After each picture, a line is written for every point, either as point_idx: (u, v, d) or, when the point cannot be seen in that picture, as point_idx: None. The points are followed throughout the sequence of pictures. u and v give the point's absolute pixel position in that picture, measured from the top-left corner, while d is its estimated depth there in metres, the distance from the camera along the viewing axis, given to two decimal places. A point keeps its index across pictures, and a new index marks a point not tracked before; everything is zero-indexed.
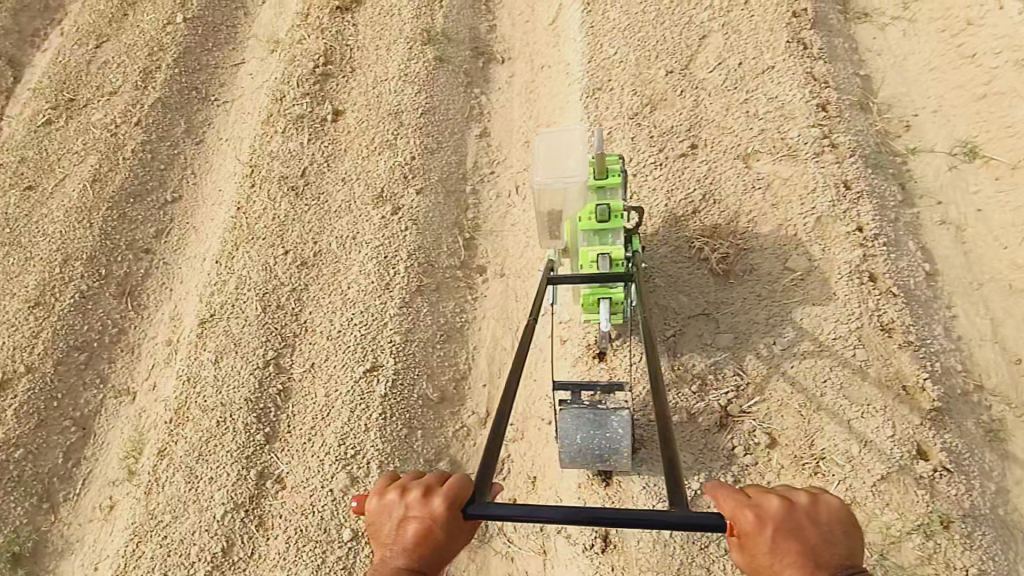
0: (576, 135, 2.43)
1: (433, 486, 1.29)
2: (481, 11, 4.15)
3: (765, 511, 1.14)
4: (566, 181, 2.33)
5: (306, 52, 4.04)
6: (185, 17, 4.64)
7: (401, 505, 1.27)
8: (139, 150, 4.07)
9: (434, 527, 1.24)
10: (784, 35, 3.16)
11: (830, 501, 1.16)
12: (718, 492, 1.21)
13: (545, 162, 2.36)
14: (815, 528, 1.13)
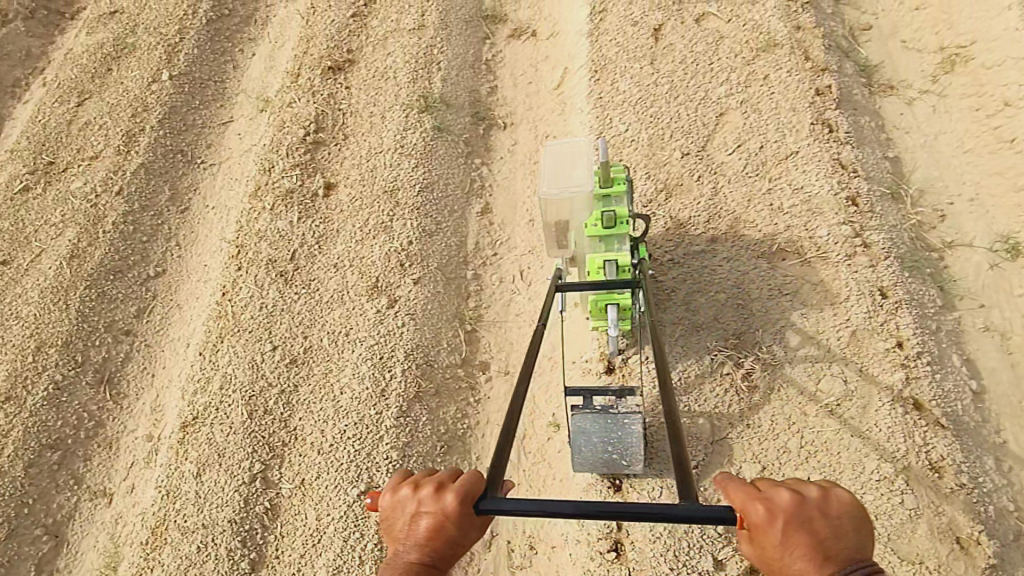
0: (580, 146, 2.51)
1: (445, 482, 1.21)
2: (481, 72, 3.94)
3: (775, 504, 1.03)
4: (571, 191, 2.42)
5: (296, 117, 3.82)
6: (171, 75, 4.42)
7: (413, 500, 1.20)
8: (120, 222, 3.82)
9: (446, 523, 1.16)
10: (808, 115, 2.95)
11: (844, 496, 1.05)
12: (726, 484, 1.11)
13: (552, 175, 2.46)
14: (827, 522, 1.02)
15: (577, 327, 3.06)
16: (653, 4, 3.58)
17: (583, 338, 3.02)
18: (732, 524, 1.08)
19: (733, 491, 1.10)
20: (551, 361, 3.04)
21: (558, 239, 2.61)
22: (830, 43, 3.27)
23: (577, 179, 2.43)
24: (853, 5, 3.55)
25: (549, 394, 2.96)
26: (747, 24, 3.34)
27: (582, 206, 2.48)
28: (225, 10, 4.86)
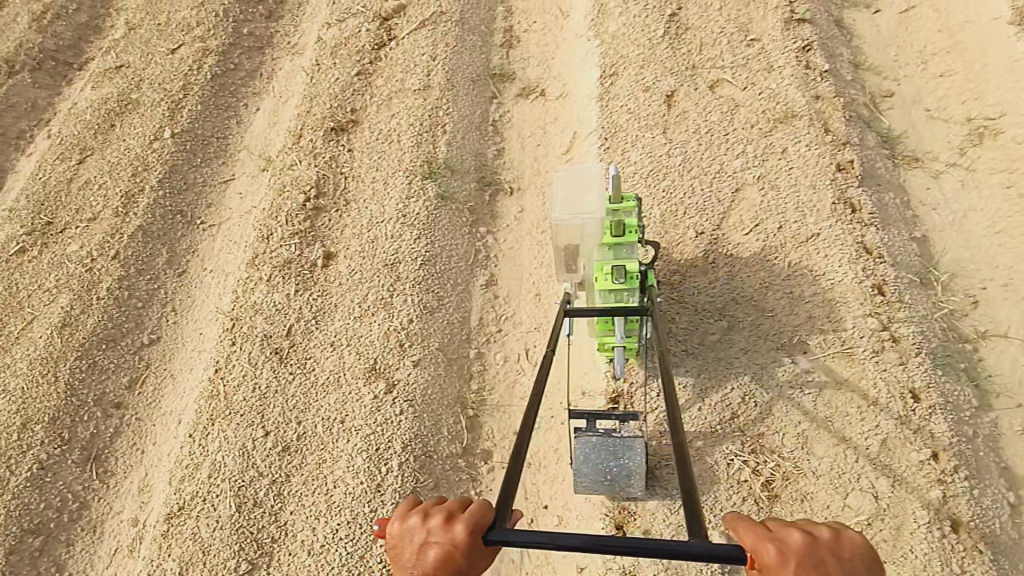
0: (592, 174, 2.54)
1: (455, 512, 1.29)
2: (487, 133, 3.82)
3: (787, 545, 1.09)
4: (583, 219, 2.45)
5: (298, 181, 3.71)
6: (173, 132, 4.34)
7: (423, 529, 1.26)
8: (115, 288, 3.70)
9: (455, 552, 1.23)
10: (829, 194, 2.80)
11: (855, 536, 1.10)
12: (739, 527, 1.17)
13: (563, 201, 2.49)
14: (839, 564, 1.07)
15: (584, 349, 3.08)
16: (666, 68, 3.46)
17: (589, 361, 3.04)
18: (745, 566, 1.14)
19: (744, 532, 1.18)
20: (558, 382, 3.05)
21: (566, 264, 2.63)
22: (852, 113, 3.13)
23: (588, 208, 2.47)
24: (873, 71, 3.42)
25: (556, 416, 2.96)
26: (764, 93, 3.20)
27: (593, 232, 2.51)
28: (230, 64, 4.78)
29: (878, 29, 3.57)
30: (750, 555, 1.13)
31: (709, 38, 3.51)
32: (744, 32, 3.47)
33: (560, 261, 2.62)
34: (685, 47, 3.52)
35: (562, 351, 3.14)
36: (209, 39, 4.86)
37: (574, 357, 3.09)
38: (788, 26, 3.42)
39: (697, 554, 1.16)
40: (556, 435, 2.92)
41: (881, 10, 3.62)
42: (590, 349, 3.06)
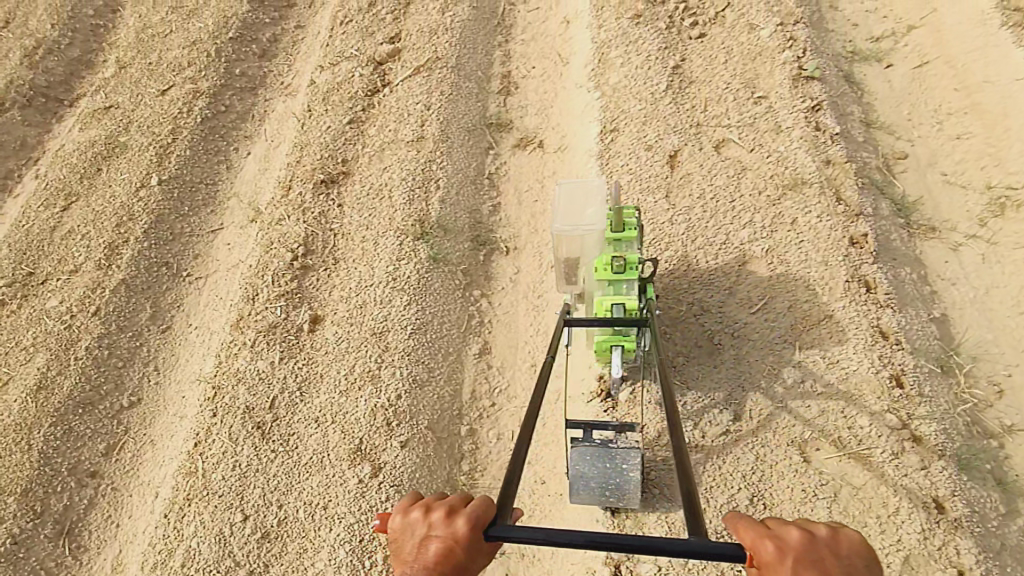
0: (592, 190, 2.77)
1: (456, 507, 1.33)
2: (483, 187, 3.68)
3: (786, 542, 1.13)
4: (581, 231, 2.65)
5: (285, 237, 3.57)
6: (161, 179, 4.20)
7: (425, 523, 1.31)
8: (94, 348, 3.55)
9: (455, 547, 1.27)
10: (842, 271, 2.65)
11: (853, 535, 1.12)
12: (741, 525, 1.21)
13: (565, 215, 2.70)
14: (838, 563, 1.10)
15: (580, 360, 3.05)
16: (669, 126, 3.31)
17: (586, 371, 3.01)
18: (746, 563, 1.17)
19: (745, 529, 1.21)
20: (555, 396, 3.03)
21: (569, 273, 2.84)
22: (865, 179, 2.98)
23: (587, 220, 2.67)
24: (886, 131, 3.28)
25: (551, 432, 2.94)
26: (772, 156, 3.06)
27: (593, 242, 2.69)
28: (221, 106, 4.66)
29: (890, 86, 3.44)
30: (751, 552, 1.17)
31: (713, 94, 3.37)
32: (750, 89, 3.33)
33: (562, 268, 2.82)
34: (688, 103, 3.38)
35: (559, 362, 3.12)
36: (200, 80, 4.74)
37: (572, 366, 3.06)
38: (796, 83, 3.28)
39: (697, 550, 1.20)
40: (552, 454, 2.88)
41: (892, 66, 3.49)
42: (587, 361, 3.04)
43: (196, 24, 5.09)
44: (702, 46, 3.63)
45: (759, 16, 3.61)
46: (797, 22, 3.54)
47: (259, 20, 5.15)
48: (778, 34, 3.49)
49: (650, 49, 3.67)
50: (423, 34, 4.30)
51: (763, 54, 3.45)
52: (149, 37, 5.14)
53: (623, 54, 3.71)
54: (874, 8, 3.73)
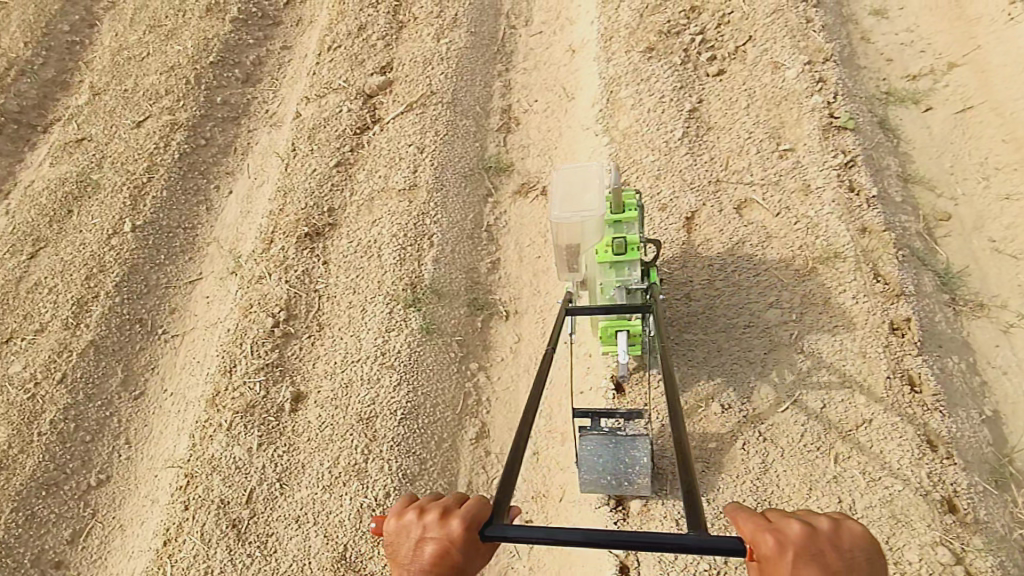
0: (591, 172, 2.37)
1: (451, 508, 1.21)
2: (481, 242, 3.38)
3: (785, 536, 1.03)
4: (582, 217, 2.26)
5: (265, 298, 3.29)
6: (135, 225, 3.90)
7: (418, 525, 1.18)
8: (60, 420, 3.28)
9: (451, 548, 1.16)
10: (883, 366, 2.34)
11: (855, 526, 1.04)
12: (739, 517, 1.12)
13: (563, 199, 2.30)
14: (841, 556, 1.01)
15: (586, 347, 2.98)
16: (685, 182, 3.00)
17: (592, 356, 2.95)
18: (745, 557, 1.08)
19: (744, 522, 1.11)
20: (556, 392, 2.95)
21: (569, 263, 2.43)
22: (905, 249, 2.66)
23: (588, 205, 2.28)
24: (925, 186, 2.97)
25: (557, 486, 2.73)
26: (801, 221, 2.74)
27: (594, 228, 2.32)
28: (201, 139, 4.34)
29: (930, 132, 3.11)
30: (750, 546, 1.08)
31: (734, 145, 3.06)
32: (775, 139, 3.01)
33: (561, 258, 2.42)
34: (706, 155, 3.07)
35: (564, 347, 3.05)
36: (178, 110, 4.41)
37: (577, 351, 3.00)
38: (827, 133, 2.96)
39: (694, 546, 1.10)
40: (560, 498, 2.71)
41: (931, 109, 3.16)
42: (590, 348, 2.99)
43: (174, 47, 4.74)
44: (721, 86, 3.31)
45: (784, 53, 3.27)
46: (827, 60, 3.20)
47: (242, 41, 4.81)
48: (806, 75, 3.16)
49: (664, 89, 3.35)
50: (415, 63, 3.97)
51: (789, 98, 3.12)
52: (125, 59, 4.79)
53: (634, 95, 3.39)
54: (909, 41, 3.39)
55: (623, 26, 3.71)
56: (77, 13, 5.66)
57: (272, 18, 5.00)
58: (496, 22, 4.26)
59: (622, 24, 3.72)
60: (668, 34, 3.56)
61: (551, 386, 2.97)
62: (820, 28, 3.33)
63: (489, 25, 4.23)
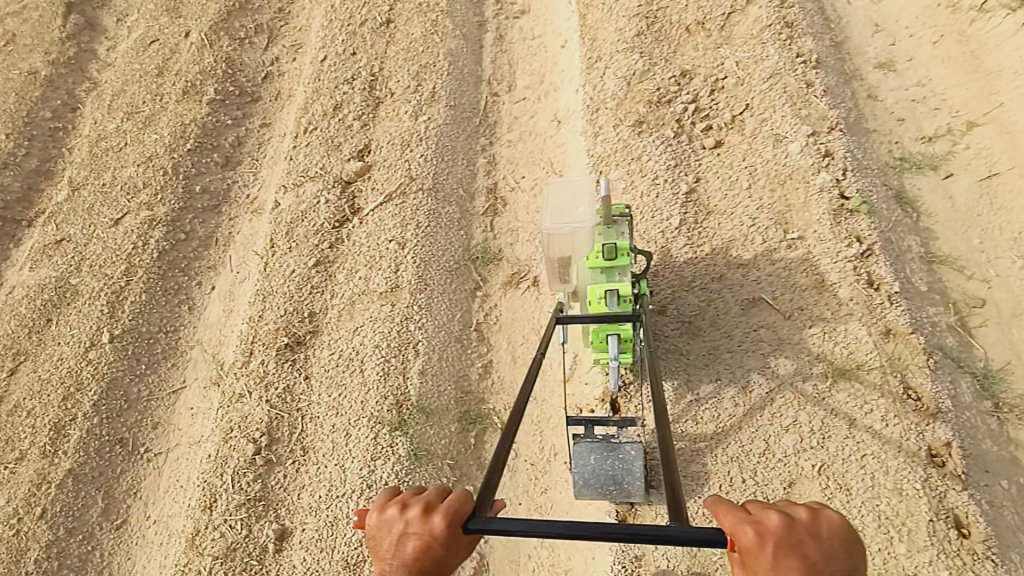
0: (582, 189, 2.65)
1: (433, 502, 1.23)
2: (471, 343, 3.16)
3: (764, 526, 1.04)
4: (571, 228, 2.53)
5: (246, 420, 3.08)
6: (113, 336, 3.71)
7: (400, 520, 1.20)
8: (41, 562, 3.10)
9: (433, 544, 1.18)
10: (924, 506, 2.08)
11: (834, 516, 1.04)
12: (718, 509, 1.11)
13: (554, 212, 2.59)
14: (819, 546, 1.01)
15: (576, 358, 3.04)
16: (684, 280, 2.78)
17: (582, 370, 2.99)
18: (725, 550, 1.08)
19: (723, 513, 1.11)
20: (548, 405, 2.99)
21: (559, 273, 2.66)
22: (937, 352, 2.39)
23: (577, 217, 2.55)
24: (953, 267, 2.68)
25: None
26: (815, 326, 2.49)
27: (584, 240, 2.58)
28: (181, 233, 4.17)
29: (953, 203, 2.83)
30: (729, 538, 1.08)
31: (737, 234, 2.82)
32: (781, 226, 2.76)
33: (554, 270, 2.72)
34: (707, 245, 2.83)
35: (556, 358, 3.09)
36: (157, 204, 4.25)
37: (569, 362, 3.05)
38: (837, 217, 2.71)
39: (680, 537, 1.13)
40: None
41: (953, 175, 2.88)
42: (580, 358, 3.04)
43: (152, 134, 4.60)
44: (719, 161, 3.06)
45: (785, 123, 3.02)
46: (832, 129, 2.95)
47: (220, 122, 4.67)
48: (810, 148, 2.91)
49: (656, 168, 3.11)
50: (394, 145, 3.77)
51: (794, 176, 2.86)
52: (104, 150, 4.65)
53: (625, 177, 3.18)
54: (921, 97, 3.13)
55: (610, 95, 3.46)
56: (59, 97, 5.53)
57: (250, 95, 4.85)
58: (478, 91, 4.06)
59: (609, 93, 3.47)
60: (659, 103, 3.32)
61: (548, 512, 2.75)
62: (823, 92, 3.07)
63: (471, 95, 4.02)
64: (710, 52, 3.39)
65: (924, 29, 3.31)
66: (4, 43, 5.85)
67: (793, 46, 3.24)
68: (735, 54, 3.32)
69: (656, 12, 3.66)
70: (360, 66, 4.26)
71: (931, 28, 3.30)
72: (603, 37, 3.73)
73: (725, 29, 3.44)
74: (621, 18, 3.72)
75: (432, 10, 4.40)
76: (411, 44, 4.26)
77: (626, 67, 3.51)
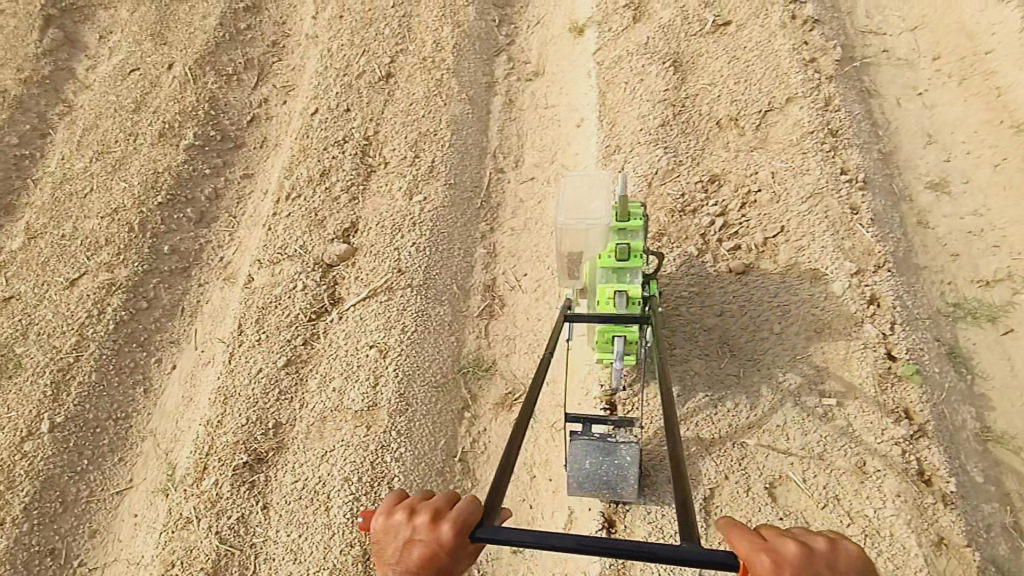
0: (596, 180, 2.48)
1: (442, 510, 1.20)
2: (452, 478, 2.80)
3: (781, 556, 1.02)
4: (587, 225, 2.37)
5: (190, 554, 2.69)
6: (53, 424, 3.34)
7: (407, 527, 1.18)
8: None
9: (441, 552, 1.15)
10: None
11: (853, 548, 1.03)
12: (732, 532, 1.09)
13: (569, 206, 2.41)
14: None
15: (580, 356, 3.05)
16: (700, 442, 2.42)
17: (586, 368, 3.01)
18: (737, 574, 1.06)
19: (736, 539, 1.09)
20: (551, 398, 3.00)
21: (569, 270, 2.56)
22: (993, 571, 2.05)
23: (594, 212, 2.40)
24: (1013, 448, 2.32)
25: None
26: (851, 525, 2.16)
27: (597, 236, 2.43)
28: (143, 300, 3.81)
29: (1012, 365, 2.47)
30: (742, 563, 1.05)
31: (765, 391, 2.46)
32: (817, 388, 2.41)
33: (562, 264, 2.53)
34: (728, 399, 2.48)
35: (559, 356, 3.10)
36: (118, 265, 3.87)
37: (572, 359, 3.06)
38: (881, 385, 2.35)
39: (688, 560, 1.08)
40: None
41: (1013, 333, 2.52)
42: (583, 358, 3.05)
43: (121, 182, 4.23)
44: (747, 290, 2.69)
45: (826, 255, 2.65)
46: (879, 269, 2.58)
47: (198, 171, 4.30)
48: (852, 291, 2.54)
49: (672, 295, 2.75)
50: (384, 228, 3.39)
51: (833, 325, 2.50)
52: (67, 196, 4.27)
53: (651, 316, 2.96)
54: (977, 230, 2.77)
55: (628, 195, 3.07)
56: None
57: (234, 141, 4.50)
58: (481, 166, 3.67)
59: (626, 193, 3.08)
60: (682, 212, 2.93)
61: None
62: (869, 220, 2.69)
63: (473, 170, 3.64)
64: (742, 155, 3.01)
65: (984, 147, 2.94)
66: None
67: (837, 159, 2.86)
68: (771, 162, 2.94)
69: (684, 100, 3.26)
70: (352, 126, 3.86)
71: (991, 148, 2.93)
72: (623, 122, 3.33)
73: (761, 129, 3.06)
74: (645, 102, 3.32)
75: (436, 67, 3.99)
76: (411, 105, 3.86)
77: (647, 164, 3.11)
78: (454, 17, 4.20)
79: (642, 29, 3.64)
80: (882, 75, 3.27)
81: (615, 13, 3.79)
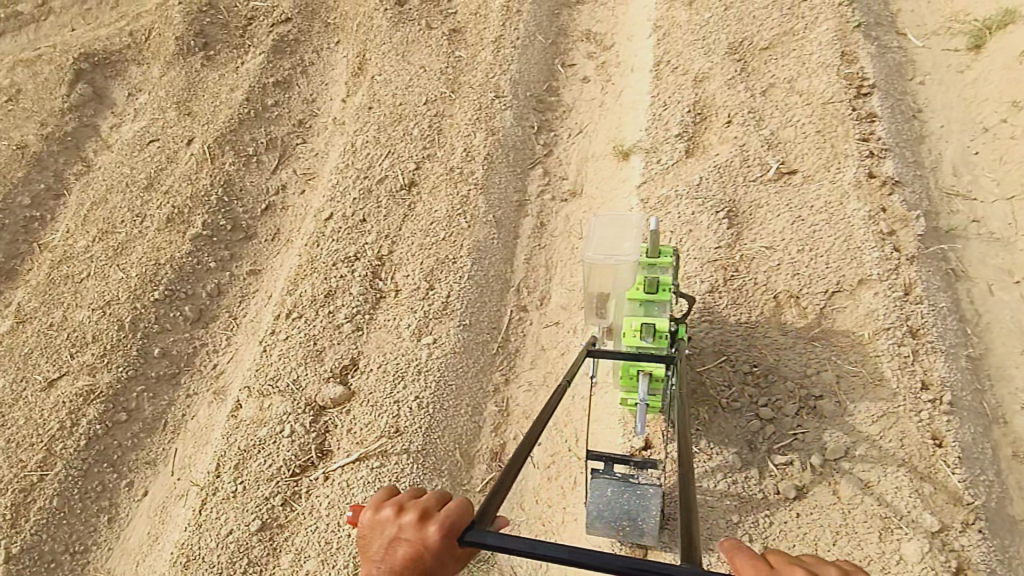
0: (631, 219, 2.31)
1: (430, 510, 1.13)
2: None
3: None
4: (618, 263, 2.18)
5: None
6: (6, 556, 3.06)
7: (394, 523, 1.12)
8: None
9: (424, 553, 1.08)
10: None
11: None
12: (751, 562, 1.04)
13: (600, 241, 2.23)
14: None
15: (604, 400, 2.95)
16: None
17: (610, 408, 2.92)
18: None
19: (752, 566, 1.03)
20: (568, 436, 2.92)
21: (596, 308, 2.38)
22: None
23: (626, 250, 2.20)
24: None
25: None
26: None
27: (627, 275, 2.24)
28: (122, 412, 3.51)
29: None
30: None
31: None
32: None
33: (590, 304, 2.37)
34: None
35: (583, 397, 3.00)
36: (100, 368, 3.60)
37: (596, 398, 2.97)
38: None
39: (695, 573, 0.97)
40: None
41: None
42: (606, 400, 2.95)
43: (119, 270, 3.98)
44: (801, 529, 2.23)
45: (898, 497, 2.20)
46: (964, 527, 2.12)
47: (201, 265, 4.02)
48: (934, 556, 2.07)
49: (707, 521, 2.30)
50: (387, 373, 3.05)
51: None
52: (63, 278, 4.03)
53: (669, 440, 2.68)
54: None
55: None
56: None
57: (245, 231, 4.20)
58: (502, 301, 3.30)
59: None
60: (727, 408, 2.50)
61: None
62: (956, 457, 2.23)
63: (493, 307, 3.27)
64: (801, 344, 2.58)
65: None
66: (4, 100, 4.86)
67: (916, 369, 2.41)
68: (835, 361, 2.50)
69: (737, 263, 2.85)
70: (365, 242, 3.52)
71: None
72: None
73: (826, 314, 2.63)
74: (692, 259, 2.90)
75: (464, 180, 3.63)
76: (432, 224, 3.51)
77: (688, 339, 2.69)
78: (488, 121, 3.84)
79: (696, 165, 3.25)
80: (971, 253, 2.79)
81: (667, 141, 3.40)
